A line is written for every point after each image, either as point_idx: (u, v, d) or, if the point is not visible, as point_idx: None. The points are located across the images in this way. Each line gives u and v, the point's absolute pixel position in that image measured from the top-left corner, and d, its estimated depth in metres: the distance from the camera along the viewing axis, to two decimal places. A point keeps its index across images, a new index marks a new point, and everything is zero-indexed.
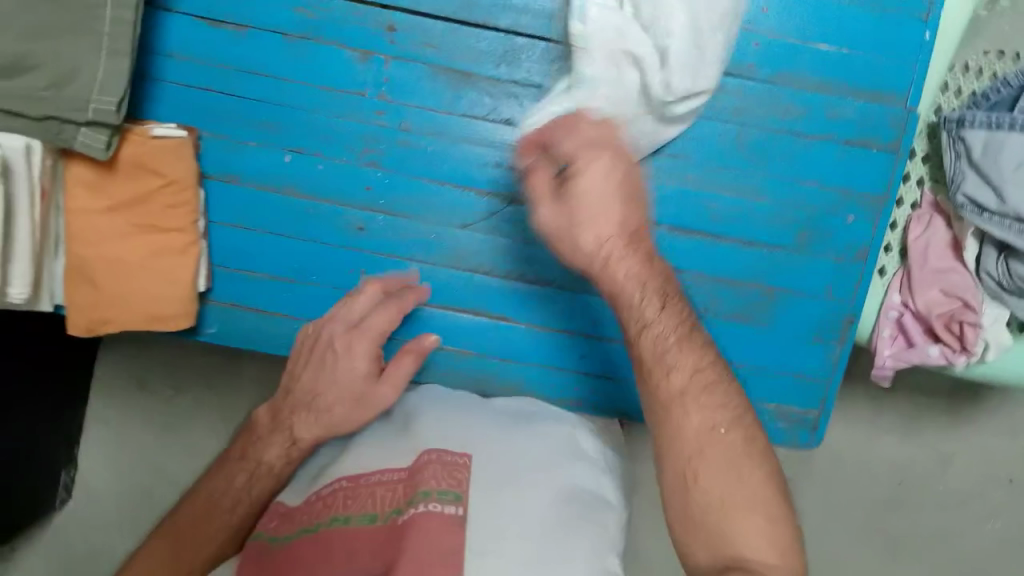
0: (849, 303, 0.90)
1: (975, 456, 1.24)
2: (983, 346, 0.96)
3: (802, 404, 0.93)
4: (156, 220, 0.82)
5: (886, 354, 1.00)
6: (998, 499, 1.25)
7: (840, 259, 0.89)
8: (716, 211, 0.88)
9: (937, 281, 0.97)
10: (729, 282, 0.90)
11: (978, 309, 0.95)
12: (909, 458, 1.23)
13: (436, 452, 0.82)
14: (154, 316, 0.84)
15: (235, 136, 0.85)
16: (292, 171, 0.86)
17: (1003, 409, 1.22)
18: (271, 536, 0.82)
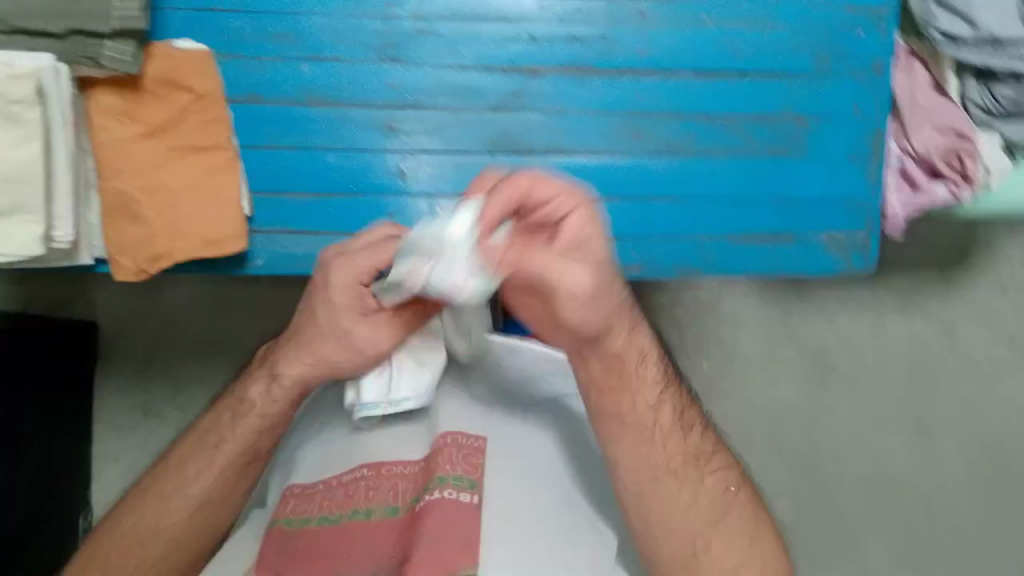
0: (876, 117, 0.94)
1: (976, 319, 1.34)
2: (984, 172, 0.98)
3: (853, 226, 0.95)
4: (192, 139, 0.86)
5: (897, 204, 1.01)
6: (1005, 359, 1.34)
7: (862, 73, 0.94)
8: (738, 47, 0.92)
9: (928, 119, 0.99)
10: (761, 117, 0.93)
11: (973, 138, 0.98)
12: (916, 334, 1.34)
13: (454, 436, 0.72)
14: (208, 240, 0.87)
15: (249, 54, 0.88)
16: (313, 80, 0.89)
17: (991, 267, 1.32)
18: (288, 520, 0.72)
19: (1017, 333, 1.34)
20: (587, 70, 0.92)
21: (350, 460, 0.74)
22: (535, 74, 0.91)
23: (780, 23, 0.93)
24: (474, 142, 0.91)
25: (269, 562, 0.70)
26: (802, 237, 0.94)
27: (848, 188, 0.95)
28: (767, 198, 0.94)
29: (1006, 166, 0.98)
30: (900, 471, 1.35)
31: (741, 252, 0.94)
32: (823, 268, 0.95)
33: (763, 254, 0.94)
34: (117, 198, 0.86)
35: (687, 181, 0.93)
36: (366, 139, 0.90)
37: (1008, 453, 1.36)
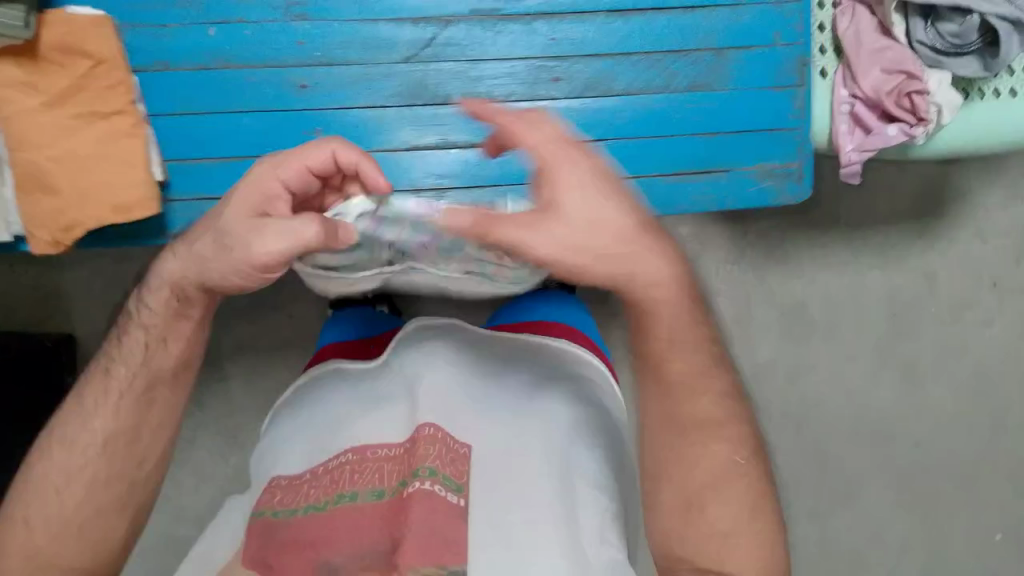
0: (801, 43, 0.95)
1: (957, 265, 1.33)
2: (937, 110, 0.98)
3: (783, 157, 0.96)
4: (96, 105, 0.87)
5: (849, 148, 1.02)
6: (989, 305, 1.34)
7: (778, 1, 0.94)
8: None
9: (877, 61, 1.00)
10: (680, 51, 0.94)
11: (922, 77, 0.98)
12: (896, 284, 1.34)
13: (439, 431, 0.67)
14: (115, 206, 0.88)
15: (157, 21, 0.90)
16: (219, 43, 0.91)
17: (969, 215, 1.32)
18: (274, 510, 0.67)
19: (1000, 279, 1.34)
20: (498, 15, 0.94)
21: (334, 449, 0.70)
22: (446, 24, 0.93)
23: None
24: (392, 96, 0.93)
25: (254, 550, 0.66)
26: (733, 169, 0.95)
27: (772, 116, 0.96)
28: (698, 131, 0.95)
29: (957, 100, 0.98)
30: (888, 418, 1.36)
31: (675, 189, 0.94)
32: (755, 200, 0.96)
33: (695, 189, 0.95)
34: (32, 170, 0.87)
35: (613, 121, 0.94)
36: (278, 97, 0.92)
37: (996, 397, 1.36)
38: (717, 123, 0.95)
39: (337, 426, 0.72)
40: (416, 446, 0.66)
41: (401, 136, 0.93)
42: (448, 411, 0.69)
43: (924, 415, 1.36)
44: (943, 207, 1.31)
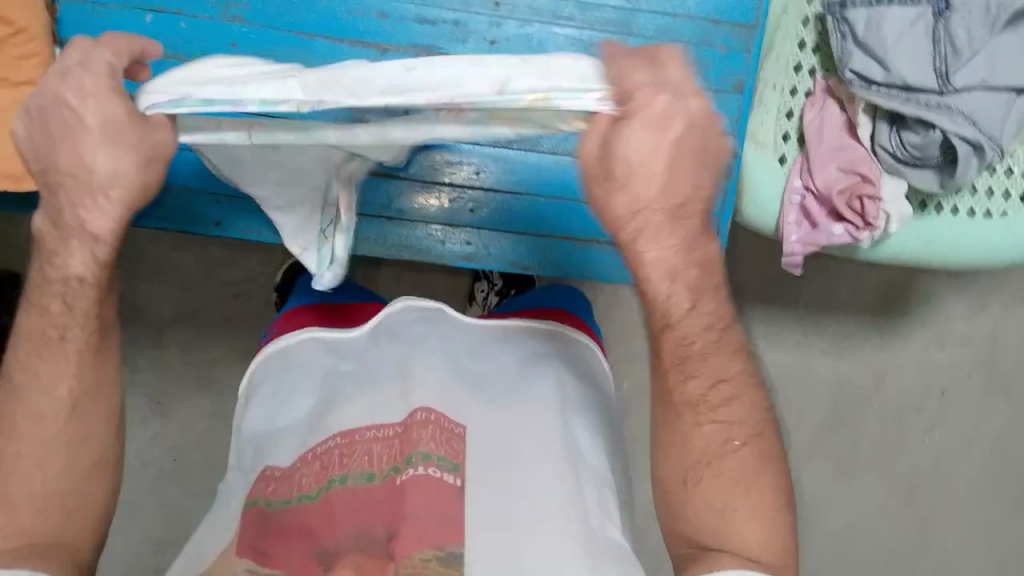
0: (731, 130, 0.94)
1: (907, 367, 1.34)
2: (886, 218, 0.93)
3: None
4: (7, 70, 0.80)
5: (793, 240, 0.97)
6: (934, 411, 1.35)
7: (717, 90, 0.94)
8: (589, 52, 0.94)
9: (833, 158, 0.94)
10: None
11: (876, 182, 0.92)
12: (844, 376, 1.34)
13: (435, 415, 0.67)
14: (12, 175, 0.81)
15: (95, 1, 0.87)
16: (155, 31, 0.88)
17: (924, 322, 1.33)
18: (269, 501, 0.65)
19: (948, 388, 1.35)
20: (436, 53, 0.92)
21: (325, 434, 0.68)
22: (384, 51, 0.91)
23: (641, 34, 0.94)
24: None
25: (250, 539, 0.63)
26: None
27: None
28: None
29: (908, 212, 0.93)
30: (819, 508, 1.34)
31: (582, 255, 0.94)
32: None
33: (599, 259, 0.94)
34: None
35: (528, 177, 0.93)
36: None
37: (931, 503, 1.35)
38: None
39: (325, 411, 0.71)
40: (410, 427, 0.66)
41: None
42: (445, 399, 0.70)
43: (859, 510, 1.34)
44: (897, 306, 1.33)
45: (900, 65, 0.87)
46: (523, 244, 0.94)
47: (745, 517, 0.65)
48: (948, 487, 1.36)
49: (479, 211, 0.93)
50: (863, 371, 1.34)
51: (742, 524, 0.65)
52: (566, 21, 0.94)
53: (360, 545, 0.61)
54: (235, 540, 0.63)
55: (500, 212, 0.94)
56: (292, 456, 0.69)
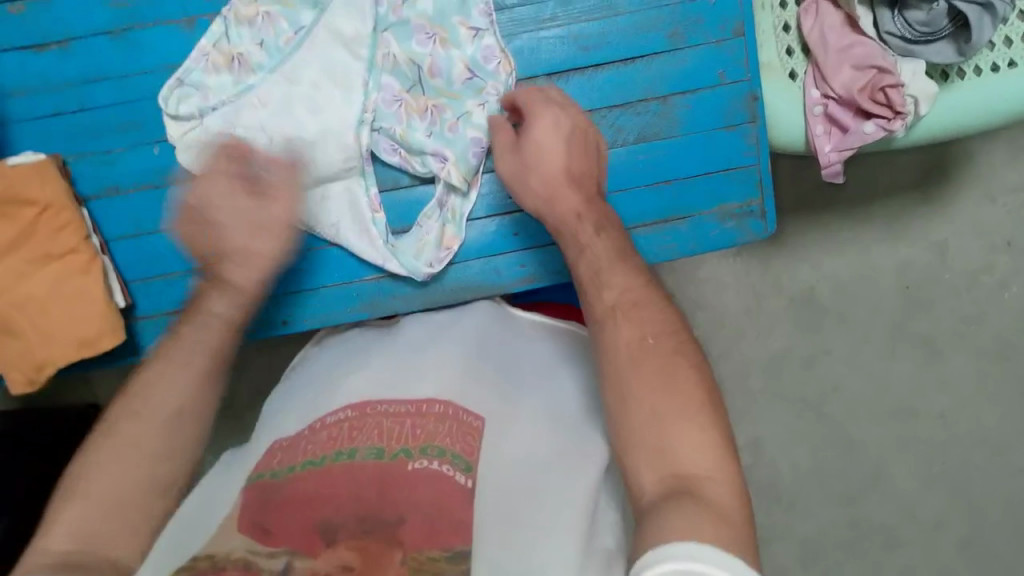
0: (747, 81, 0.78)
1: (967, 230, 1.29)
2: (913, 102, 0.90)
3: (738, 196, 0.80)
4: (48, 248, 0.70)
5: (828, 150, 0.94)
6: (1005, 265, 1.30)
7: (718, 41, 0.77)
8: (582, 42, 0.79)
9: (845, 59, 0.91)
10: (608, 107, 0.79)
11: (894, 70, 0.89)
12: (906, 257, 1.30)
13: (452, 408, 0.68)
14: (82, 341, 0.71)
15: (101, 149, 0.79)
16: (165, 162, 0.80)
17: (975, 176, 1.28)
18: (272, 472, 0.63)
19: (1014, 238, 1.29)
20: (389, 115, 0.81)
21: (332, 406, 0.70)
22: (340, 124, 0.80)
23: (624, 9, 0.78)
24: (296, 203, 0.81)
25: (251, 513, 0.58)
26: (693, 215, 0.80)
27: (728, 156, 0.79)
28: (653, 184, 0.79)
29: (935, 89, 0.90)
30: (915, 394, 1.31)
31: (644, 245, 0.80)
32: (720, 244, 0.81)
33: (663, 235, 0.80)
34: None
35: None
36: None
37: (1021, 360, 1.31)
38: (669, 170, 0.79)
39: (331, 388, 0.73)
40: (427, 418, 0.67)
41: None
42: (461, 388, 0.71)
43: (951, 387, 1.31)
44: (941, 176, 1.28)
45: None
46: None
47: None
48: None
49: (522, 231, 0.83)
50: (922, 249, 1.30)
51: None
52: (550, 22, 0.79)
53: (364, 531, 0.54)
54: (235, 511, 0.59)
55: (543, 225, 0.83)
56: (296, 428, 0.69)
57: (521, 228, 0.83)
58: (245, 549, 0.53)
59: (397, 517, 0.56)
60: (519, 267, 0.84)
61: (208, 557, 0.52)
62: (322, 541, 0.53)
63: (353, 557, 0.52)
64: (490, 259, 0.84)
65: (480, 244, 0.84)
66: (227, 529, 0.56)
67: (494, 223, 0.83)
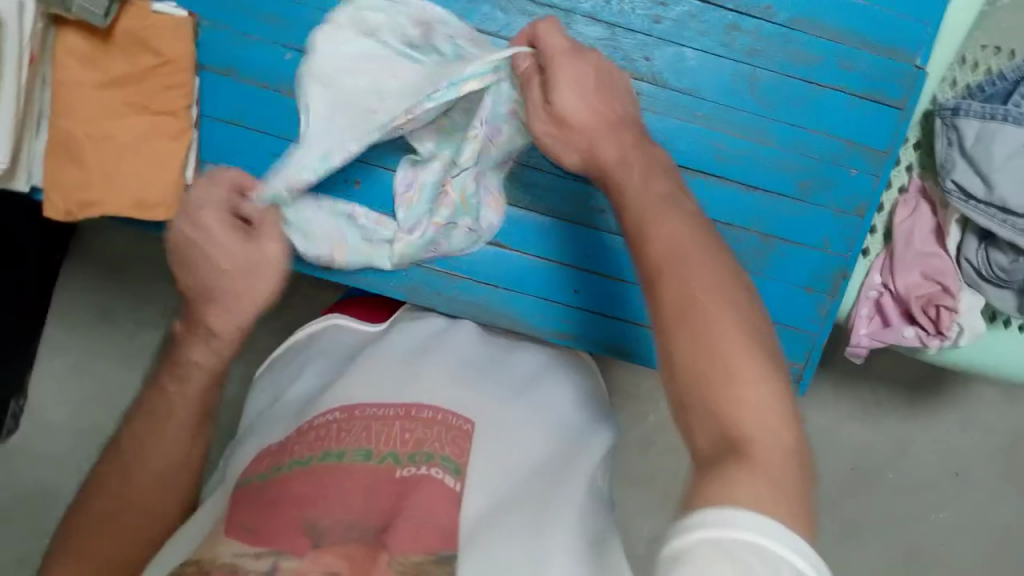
0: (845, 257, 0.81)
1: (928, 446, 1.33)
2: (958, 330, 0.93)
3: (789, 355, 0.83)
4: (149, 100, 0.72)
5: (862, 333, 0.96)
6: (946, 491, 1.33)
7: (839, 211, 0.80)
8: (722, 150, 0.79)
9: (919, 263, 0.93)
10: (725, 224, 0.80)
11: (956, 294, 0.91)
12: (868, 443, 1.32)
13: (441, 415, 0.70)
14: (138, 203, 0.72)
15: (236, 27, 0.77)
16: (292, 71, 0.77)
17: (958, 403, 1.32)
18: (261, 475, 0.67)
19: (963, 470, 1.33)
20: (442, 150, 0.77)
21: (322, 409, 0.71)
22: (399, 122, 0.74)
23: (772, 141, 0.79)
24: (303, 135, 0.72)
25: (239, 519, 0.62)
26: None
27: (797, 316, 0.82)
28: None
29: (982, 328, 0.93)
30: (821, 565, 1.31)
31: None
32: None
33: None
34: (58, 136, 0.71)
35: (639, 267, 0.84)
36: None
37: None
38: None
39: (325, 391, 0.74)
40: (416, 423, 0.68)
41: None
42: (467, 405, 0.72)
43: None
44: (930, 384, 1.31)
45: (1004, 187, 0.86)
46: (614, 331, 0.85)
47: None
48: (943, 573, 1.33)
49: (581, 290, 0.84)
50: (883, 441, 1.32)
51: None
52: (700, 119, 0.79)
53: (352, 534, 0.59)
54: (222, 523, 0.63)
55: (601, 295, 0.85)
56: (287, 430, 0.72)
57: (584, 288, 0.84)
58: (232, 554, 0.58)
59: (385, 522, 0.60)
60: (564, 321, 0.85)
61: (196, 561, 0.58)
62: (308, 541, 0.58)
63: (340, 562, 0.56)
64: (540, 300, 0.84)
65: (537, 282, 0.84)
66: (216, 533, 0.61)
67: (559, 271, 0.84)
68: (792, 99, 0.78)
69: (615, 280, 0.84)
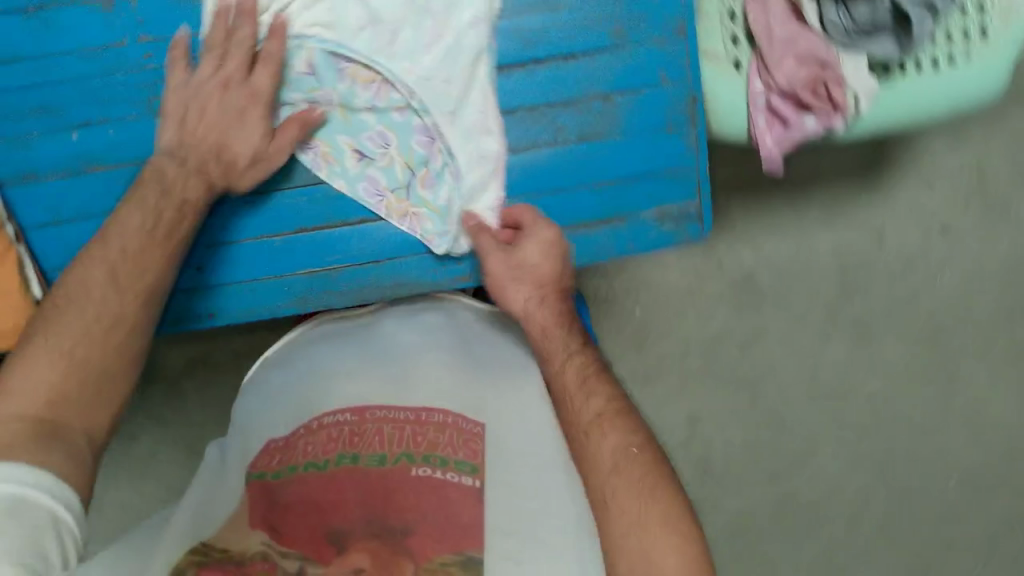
0: (689, 81, 0.75)
1: (917, 288, 1.11)
2: (853, 98, 0.76)
3: (677, 197, 0.77)
4: None
5: (768, 145, 0.79)
6: (958, 336, 1.11)
7: (660, 40, 0.74)
8: (525, 33, 0.73)
9: (789, 48, 0.75)
10: (507, 112, 0.74)
11: (837, 63, 0.75)
12: (862, 315, 1.10)
13: (451, 418, 0.66)
14: None
15: (16, 133, 0.71)
16: (87, 148, 0.72)
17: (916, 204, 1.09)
18: (274, 472, 0.62)
19: (967, 295, 1.11)
20: None
21: (325, 407, 0.68)
22: None
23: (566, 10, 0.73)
24: None
25: (258, 512, 0.58)
26: (631, 216, 0.77)
27: (670, 159, 0.76)
28: (592, 183, 0.76)
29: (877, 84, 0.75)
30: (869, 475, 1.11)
31: (585, 242, 0.77)
32: (660, 244, 0.78)
33: (600, 235, 0.77)
34: None
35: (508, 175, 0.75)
36: None
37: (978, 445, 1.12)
38: (608, 172, 0.76)
39: (323, 386, 0.70)
40: (427, 428, 0.65)
41: (287, 220, 0.74)
42: (454, 394, 0.68)
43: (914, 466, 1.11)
44: (939, 242, 1.10)
45: None
46: None
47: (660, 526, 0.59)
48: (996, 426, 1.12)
49: None
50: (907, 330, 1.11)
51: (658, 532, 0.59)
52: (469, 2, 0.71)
53: (373, 532, 0.56)
54: (241, 513, 0.58)
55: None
56: (290, 426, 0.67)
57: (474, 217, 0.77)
58: (263, 546, 0.54)
59: (405, 526, 0.57)
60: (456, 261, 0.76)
61: (226, 549, 0.54)
62: (331, 547, 0.55)
63: (364, 560, 0.54)
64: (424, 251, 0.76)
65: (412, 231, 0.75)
66: (240, 527, 0.56)
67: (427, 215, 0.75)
68: None
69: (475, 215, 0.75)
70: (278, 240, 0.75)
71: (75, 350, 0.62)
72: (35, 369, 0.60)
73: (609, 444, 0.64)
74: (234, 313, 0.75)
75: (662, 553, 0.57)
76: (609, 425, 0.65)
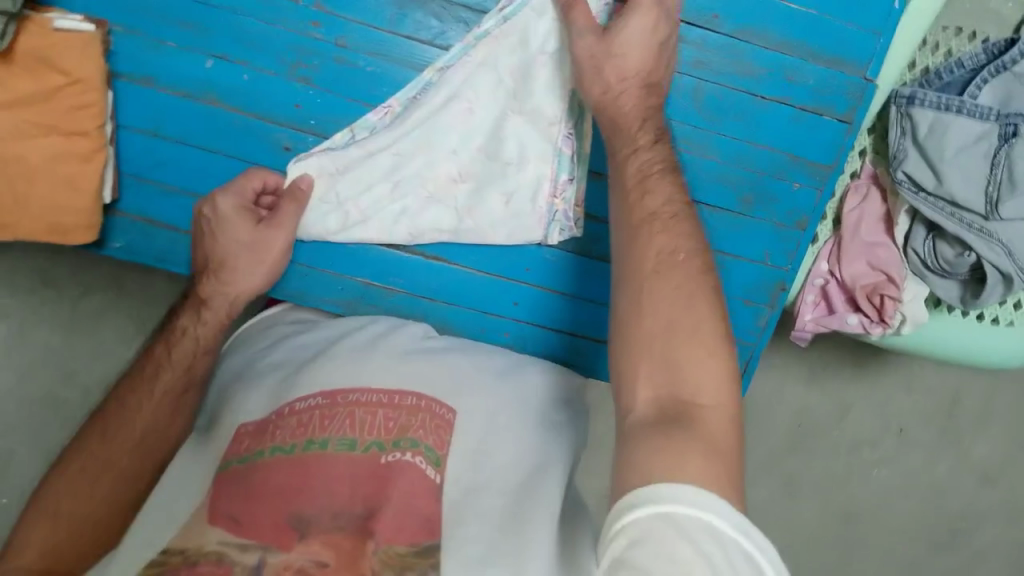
0: (787, 271, 0.74)
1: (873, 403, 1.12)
2: (900, 320, 0.84)
3: None
4: (58, 120, 0.64)
5: (807, 317, 0.89)
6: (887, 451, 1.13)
7: (781, 225, 0.73)
8: None
9: (866, 252, 0.85)
10: None
11: (900, 284, 0.83)
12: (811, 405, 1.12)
13: (425, 401, 0.65)
14: (53, 227, 0.67)
15: (153, 35, 0.68)
16: (214, 81, 0.69)
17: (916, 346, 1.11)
18: (240, 459, 0.62)
19: (908, 429, 1.13)
20: None
21: (301, 391, 0.66)
22: None
23: (713, 156, 0.72)
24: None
25: (223, 506, 0.59)
26: None
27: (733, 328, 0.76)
28: None
29: (924, 318, 0.84)
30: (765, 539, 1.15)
31: None
32: None
33: None
34: None
35: (574, 281, 0.75)
36: (257, 154, 0.71)
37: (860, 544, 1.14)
38: None
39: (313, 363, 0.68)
40: (399, 411, 0.64)
41: (385, 269, 0.75)
42: (446, 392, 0.66)
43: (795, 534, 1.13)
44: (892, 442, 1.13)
45: (953, 180, 0.77)
46: (559, 342, 0.77)
47: (701, 352, 0.50)
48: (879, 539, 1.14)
49: (524, 302, 0.76)
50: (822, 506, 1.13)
51: (694, 363, 0.50)
52: None
53: (339, 525, 0.57)
54: (207, 506, 0.60)
55: (576, 317, 0.76)
56: (265, 411, 0.65)
57: (552, 313, 0.76)
58: (218, 544, 0.56)
59: (370, 510, 0.58)
60: (507, 334, 0.76)
61: (180, 552, 0.56)
62: (295, 533, 0.57)
63: (328, 555, 0.55)
64: (482, 312, 0.76)
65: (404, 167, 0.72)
66: (200, 520, 0.58)
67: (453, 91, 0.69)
68: (737, 113, 0.71)
69: (569, 295, 0.76)
70: (373, 250, 0.74)
71: (60, 508, 0.62)
72: (31, 533, 0.60)
73: (655, 244, 0.55)
74: (290, 292, 0.75)
75: (699, 391, 0.49)
76: (664, 224, 0.56)
